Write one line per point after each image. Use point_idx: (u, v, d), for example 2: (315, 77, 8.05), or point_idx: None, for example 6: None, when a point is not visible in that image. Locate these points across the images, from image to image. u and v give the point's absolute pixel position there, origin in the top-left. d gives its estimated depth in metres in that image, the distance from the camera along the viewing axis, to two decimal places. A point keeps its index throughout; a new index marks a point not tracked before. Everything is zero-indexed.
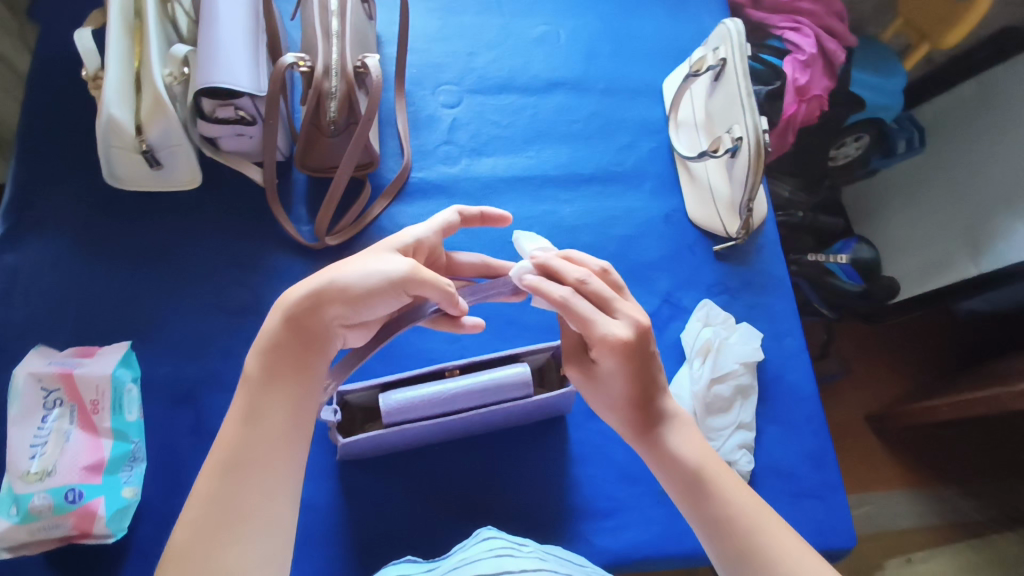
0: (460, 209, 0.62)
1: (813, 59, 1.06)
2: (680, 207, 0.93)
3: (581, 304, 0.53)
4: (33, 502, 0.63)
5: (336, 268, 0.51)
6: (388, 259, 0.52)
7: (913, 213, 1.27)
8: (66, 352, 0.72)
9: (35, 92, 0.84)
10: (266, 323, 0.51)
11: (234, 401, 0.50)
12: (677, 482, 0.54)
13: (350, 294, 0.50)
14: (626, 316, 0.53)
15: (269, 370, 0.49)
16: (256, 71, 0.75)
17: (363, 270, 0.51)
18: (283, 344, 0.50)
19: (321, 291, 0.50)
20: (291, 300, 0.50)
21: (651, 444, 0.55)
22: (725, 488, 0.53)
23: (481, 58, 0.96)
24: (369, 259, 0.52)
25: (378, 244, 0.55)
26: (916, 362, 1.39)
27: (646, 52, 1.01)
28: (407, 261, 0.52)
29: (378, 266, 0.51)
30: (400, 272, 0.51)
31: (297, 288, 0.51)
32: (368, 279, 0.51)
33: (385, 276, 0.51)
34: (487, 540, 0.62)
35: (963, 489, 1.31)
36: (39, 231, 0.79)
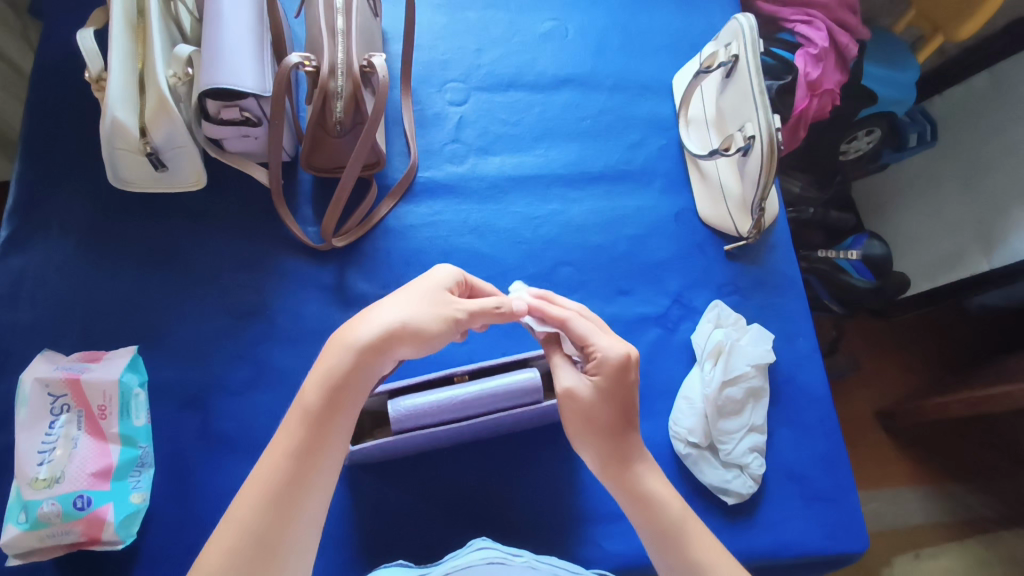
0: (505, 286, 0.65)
1: (826, 52, 1.04)
2: (690, 206, 0.92)
3: (580, 326, 0.59)
4: (42, 509, 0.63)
5: (394, 309, 0.54)
6: (449, 302, 0.56)
7: (925, 209, 1.26)
8: (72, 356, 0.72)
9: (38, 92, 0.84)
10: (332, 360, 0.52)
11: (288, 431, 0.51)
12: (652, 518, 0.58)
13: (420, 336, 0.54)
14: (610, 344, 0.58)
15: (336, 407, 0.52)
16: (261, 71, 0.74)
17: (429, 313, 0.54)
18: (349, 382, 0.52)
19: (392, 332, 0.52)
20: (361, 340, 0.52)
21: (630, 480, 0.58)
22: (693, 529, 0.58)
23: (488, 54, 0.95)
24: (432, 300, 0.56)
25: (425, 279, 0.58)
26: (927, 358, 1.37)
27: (655, 47, 1.00)
28: (466, 303, 0.57)
29: (444, 309, 0.55)
30: (463, 313, 0.56)
31: (361, 328, 0.53)
32: (433, 320, 0.54)
33: (452, 318, 0.55)
34: (480, 550, 0.62)
35: (974, 486, 1.30)
36: (43, 234, 0.79)
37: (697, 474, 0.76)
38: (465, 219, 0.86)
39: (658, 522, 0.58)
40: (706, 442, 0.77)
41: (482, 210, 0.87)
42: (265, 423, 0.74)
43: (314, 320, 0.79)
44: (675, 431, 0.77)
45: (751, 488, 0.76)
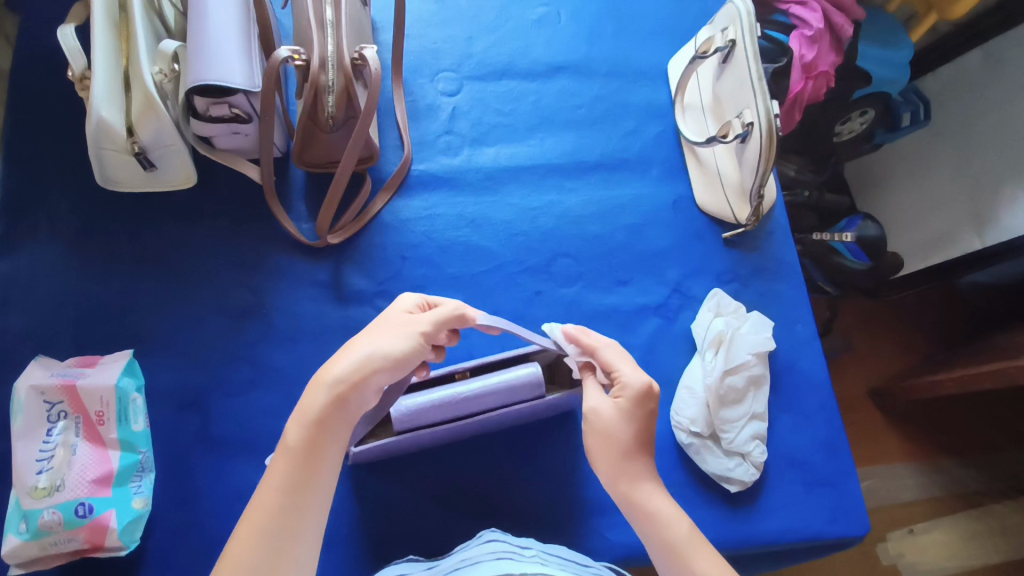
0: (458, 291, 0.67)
1: (821, 34, 1.02)
2: (687, 193, 0.91)
3: (607, 353, 0.64)
4: (43, 517, 0.63)
5: (363, 343, 0.54)
6: (412, 321, 0.57)
7: (917, 189, 1.26)
8: (67, 362, 0.71)
9: (19, 91, 0.81)
10: (308, 401, 0.52)
11: (275, 466, 0.51)
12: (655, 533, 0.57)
13: (391, 360, 0.54)
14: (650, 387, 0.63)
15: (320, 443, 0.51)
16: (249, 66, 0.72)
17: (397, 337, 0.55)
18: (330, 417, 0.51)
19: (367, 365, 0.53)
20: (337, 377, 0.52)
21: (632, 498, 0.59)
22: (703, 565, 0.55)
23: (480, 42, 0.93)
24: (395, 326, 0.57)
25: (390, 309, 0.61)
26: (921, 338, 1.38)
27: (649, 31, 0.98)
28: (427, 318, 0.58)
29: (407, 331, 0.56)
30: (426, 327, 0.57)
31: (335, 367, 0.53)
32: (401, 343, 0.55)
33: (415, 336, 0.56)
34: (489, 543, 0.62)
35: (968, 462, 1.31)
36: (32, 237, 0.77)
37: (699, 463, 0.76)
38: (461, 212, 0.85)
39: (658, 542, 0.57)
40: (708, 431, 0.77)
41: (478, 203, 0.86)
42: (266, 423, 0.74)
43: (312, 318, 0.78)
44: (676, 421, 0.77)
45: (752, 476, 0.76)
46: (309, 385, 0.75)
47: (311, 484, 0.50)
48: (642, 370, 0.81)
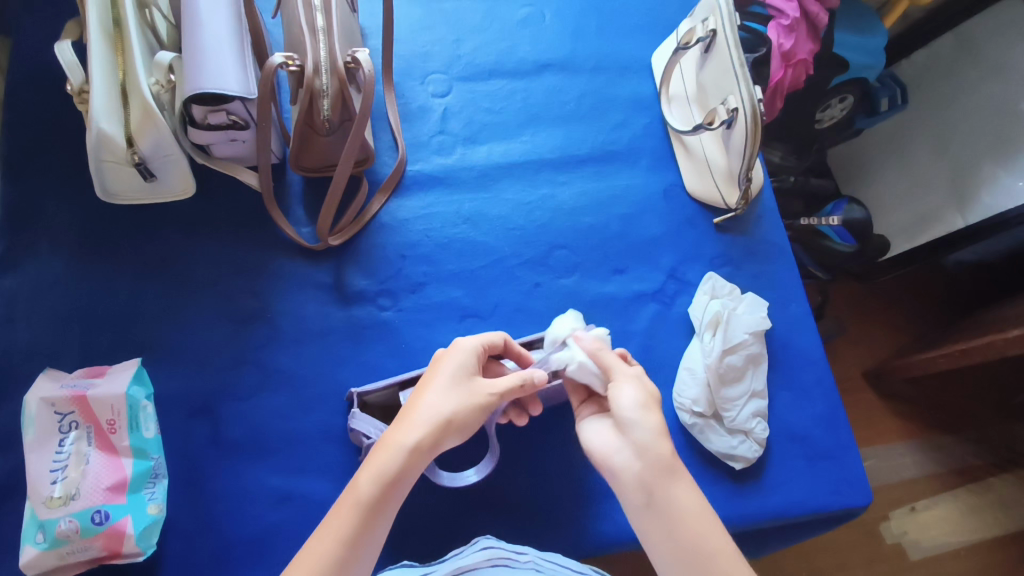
0: (504, 334, 0.66)
1: (797, 22, 1.04)
2: (677, 181, 0.93)
3: (606, 357, 0.63)
4: (60, 527, 0.63)
5: (437, 405, 0.56)
6: (482, 386, 0.59)
7: (899, 172, 1.29)
8: (75, 373, 0.72)
9: (15, 110, 0.82)
10: (383, 464, 0.53)
11: (339, 518, 0.51)
12: (680, 534, 0.53)
13: (459, 427, 0.56)
14: (628, 392, 0.58)
15: (386, 502, 0.53)
16: (245, 75, 0.73)
17: (468, 404, 0.57)
18: (398, 480, 0.53)
19: (440, 430, 0.55)
20: (412, 441, 0.54)
21: (656, 494, 0.54)
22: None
23: (468, 44, 0.95)
24: (460, 388, 0.58)
25: (452, 358, 0.60)
26: (910, 317, 1.41)
27: (632, 26, 1.01)
28: (496, 385, 0.59)
29: (478, 397, 0.58)
30: (494, 395, 0.59)
31: (409, 430, 0.55)
32: (472, 411, 0.57)
33: (485, 404, 0.58)
34: (485, 550, 0.63)
35: (964, 437, 1.34)
36: (33, 252, 0.78)
37: (704, 443, 0.78)
38: (458, 209, 0.87)
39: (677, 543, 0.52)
40: (711, 410, 0.79)
41: (474, 200, 0.88)
42: (275, 425, 0.74)
43: (316, 320, 0.79)
44: (679, 403, 0.79)
45: (756, 452, 0.78)
46: (317, 387, 0.76)
47: (373, 537, 0.52)
48: (643, 355, 0.83)
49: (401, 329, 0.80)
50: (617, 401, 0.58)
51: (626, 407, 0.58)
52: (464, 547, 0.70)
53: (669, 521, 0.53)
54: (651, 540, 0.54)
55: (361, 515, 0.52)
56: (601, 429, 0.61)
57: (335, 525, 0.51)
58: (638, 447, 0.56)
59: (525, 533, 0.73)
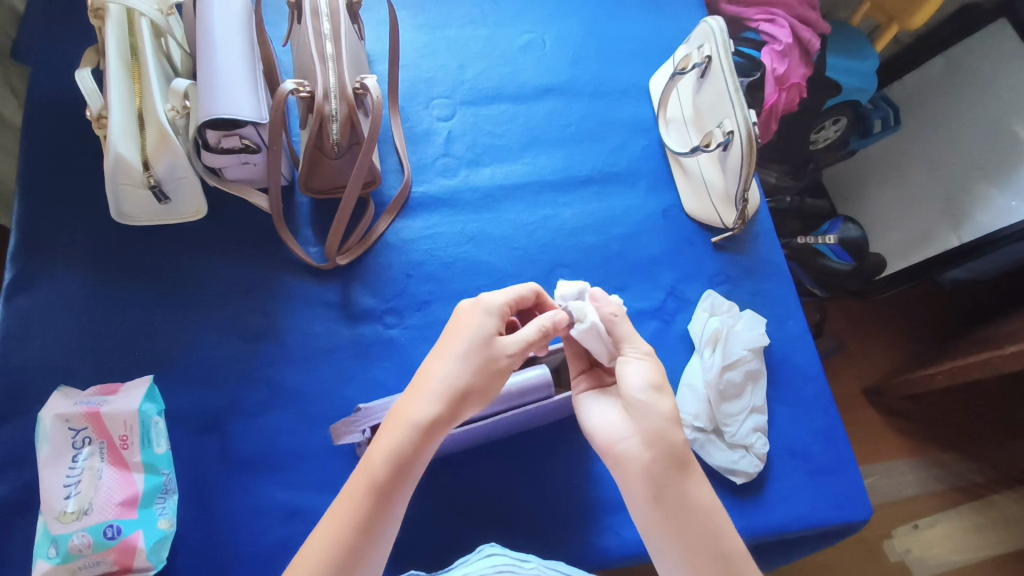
0: (535, 286, 0.67)
1: (790, 48, 1.09)
2: (675, 202, 0.96)
3: (622, 328, 0.64)
4: (72, 541, 0.64)
5: (454, 373, 0.57)
6: (501, 347, 0.60)
7: (894, 192, 1.31)
8: (89, 391, 0.73)
9: (32, 135, 0.85)
10: (399, 440, 0.55)
11: (351, 505, 0.54)
12: (693, 533, 0.54)
13: (479, 393, 0.58)
14: (639, 371, 0.61)
15: (406, 479, 0.55)
16: (257, 100, 0.76)
17: (485, 370, 0.58)
18: (416, 457, 0.55)
19: (458, 397, 0.57)
20: (429, 414, 0.56)
21: (668, 489, 0.55)
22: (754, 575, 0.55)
23: (471, 70, 0.98)
24: (480, 351, 0.59)
25: (472, 324, 0.60)
26: (907, 334, 1.43)
27: (630, 52, 1.04)
28: (514, 343, 0.60)
29: (495, 361, 0.59)
30: (512, 356, 0.60)
31: (426, 403, 0.56)
32: (489, 375, 0.58)
33: (504, 366, 0.59)
34: (488, 557, 0.64)
35: (964, 454, 1.35)
36: (48, 273, 0.80)
37: (705, 457, 0.79)
38: (462, 229, 0.89)
39: (690, 543, 0.54)
40: (711, 425, 0.80)
41: (478, 220, 0.90)
42: (284, 441, 0.76)
43: (324, 338, 0.81)
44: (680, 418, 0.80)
45: (756, 467, 0.79)
46: (324, 403, 0.78)
47: (393, 515, 0.55)
48: None
49: (407, 347, 0.82)
50: (627, 379, 0.60)
51: (636, 386, 0.59)
52: (469, 553, 0.71)
53: (681, 518, 0.55)
54: (660, 537, 0.55)
55: (375, 497, 0.54)
56: (605, 407, 0.63)
57: (348, 512, 0.53)
58: (647, 433, 0.57)
59: (529, 547, 0.74)
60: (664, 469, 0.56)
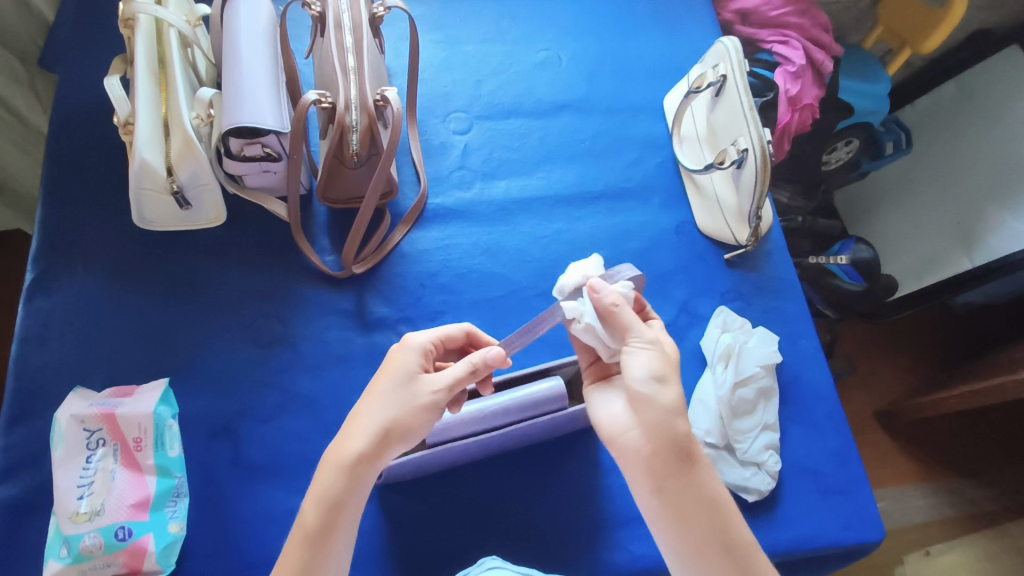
0: (464, 326, 0.68)
1: (803, 70, 1.10)
2: (689, 218, 0.96)
3: (626, 315, 0.60)
4: (84, 542, 0.65)
5: (378, 414, 0.57)
6: (424, 386, 0.59)
7: (905, 213, 1.31)
8: (104, 392, 0.74)
9: (57, 141, 0.87)
10: (325, 486, 0.55)
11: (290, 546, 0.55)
12: (703, 524, 0.55)
13: (402, 433, 0.57)
14: (643, 363, 0.58)
15: (334, 524, 0.55)
16: (279, 110, 0.78)
17: (409, 408, 0.58)
18: (342, 500, 0.55)
19: (381, 440, 0.57)
20: (353, 456, 0.56)
21: (673, 482, 0.55)
22: (762, 556, 0.56)
23: (488, 85, 1.00)
24: (404, 391, 0.58)
25: (394, 365, 0.60)
26: (919, 357, 1.42)
27: (645, 71, 1.05)
28: (439, 383, 0.59)
29: (421, 398, 0.58)
30: (438, 394, 0.59)
31: (352, 443, 0.56)
32: (413, 413, 0.58)
33: (429, 404, 0.58)
34: (491, 570, 0.64)
35: (976, 480, 1.33)
36: (68, 276, 0.81)
37: (716, 474, 0.79)
38: (476, 241, 0.90)
39: (701, 537, 0.55)
40: (723, 442, 0.80)
41: (492, 232, 0.91)
42: (294, 448, 0.76)
43: (337, 345, 0.82)
44: (692, 434, 0.80)
45: (768, 485, 0.79)
46: (337, 411, 0.78)
47: (329, 560, 0.55)
48: None
49: None
50: (630, 371, 0.58)
51: (640, 379, 0.57)
52: (475, 565, 0.70)
53: (687, 508, 0.55)
54: (667, 528, 0.56)
55: (309, 545, 0.54)
56: (612, 400, 0.63)
57: (289, 558, 0.54)
58: (647, 428, 0.57)
59: (538, 562, 0.73)
60: (665, 464, 0.56)
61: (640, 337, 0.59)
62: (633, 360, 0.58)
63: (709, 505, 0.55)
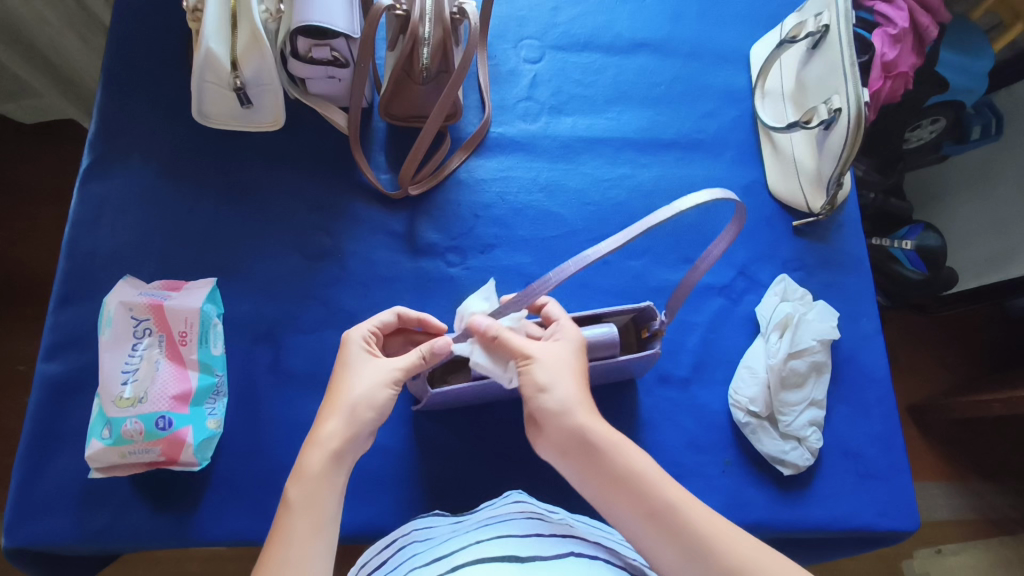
0: (397, 309, 0.65)
1: (905, 33, 1.00)
2: (760, 178, 0.91)
3: (507, 337, 0.58)
4: (126, 426, 0.65)
5: (343, 400, 0.56)
6: (380, 369, 0.58)
7: (980, 205, 1.24)
8: (153, 284, 0.74)
9: (122, 24, 0.85)
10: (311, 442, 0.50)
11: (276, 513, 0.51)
12: (626, 495, 0.51)
13: (375, 409, 0.56)
14: (541, 374, 0.55)
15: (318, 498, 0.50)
16: (350, 12, 0.73)
17: (375, 390, 0.56)
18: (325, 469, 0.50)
19: (354, 419, 0.55)
20: (329, 438, 0.53)
21: (585, 468, 0.53)
22: (692, 513, 0.50)
23: (565, 14, 0.94)
24: (362, 378, 0.57)
25: (344, 360, 0.59)
26: (968, 356, 1.36)
27: (733, 16, 0.98)
28: (391, 367, 0.58)
29: (379, 381, 0.57)
30: (394, 375, 0.58)
31: (325, 428, 0.54)
32: (377, 394, 0.56)
33: (390, 383, 0.57)
34: (516, 503, 0.63)
35: (1003, 488, 1.29)
36: (123, 162, 0.80)
37: (755, 443, 0.77)
38: (535, 176, 0.86)
39: (628, 508, 0.51)
40: (766, 412, 0.77)
41: (553, 169, 0.87)
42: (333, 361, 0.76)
43: (385, 266, 0.80)
44: (734, 400, 0.78)
45: (807, 461, 0.76)
46: None
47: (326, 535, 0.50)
48: (702, 347, 0.81)
49: (466, 286, 0.80)
50: (532, 387, 0.55)
51: (545, 389, 0.55)
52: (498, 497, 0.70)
53: (609, 479, 0.52)
54: (612, 506, 0.52)
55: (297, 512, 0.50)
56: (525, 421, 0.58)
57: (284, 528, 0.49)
58: (553, 439, 0.54)
59: (564, 505, 0.72)
60: (576, 458, 0.53)
61: (528, 352, 0.57)
62: (531, 373, 0.56)
63: (623, 476, 0.52)
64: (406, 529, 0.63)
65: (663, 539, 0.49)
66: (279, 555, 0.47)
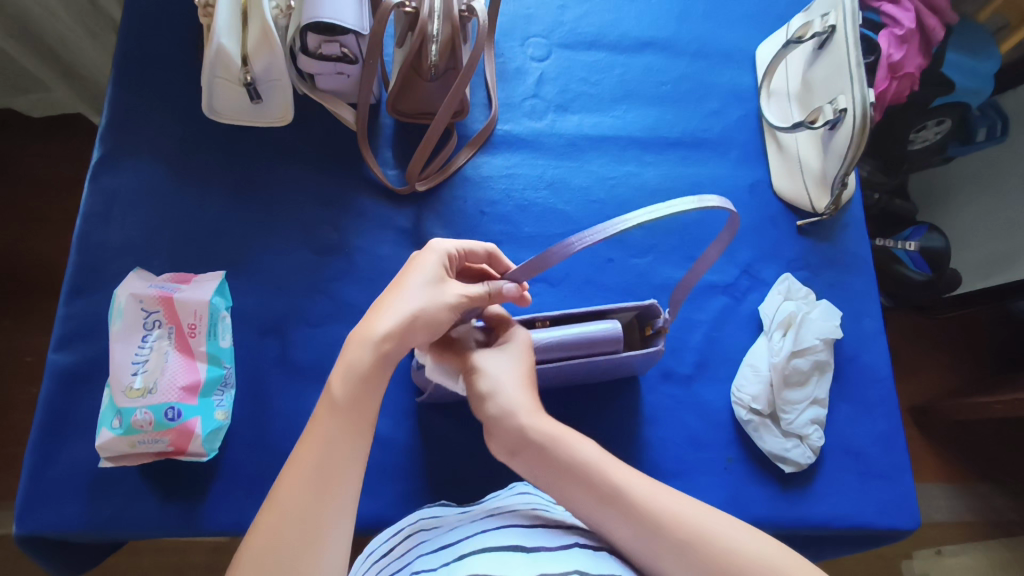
0: (489, 247, 0.63)
1: (912, 34, 1.00)
2: (765, 177, 0.92)
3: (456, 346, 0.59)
4: (135, 416, 0.66)
5: (407, 299, 0.53)
6: (452, 289, 0.56)
7: (984, 207, 1.24)
8: (163, 276, 0.75)
9: (133, 19, 0.85)
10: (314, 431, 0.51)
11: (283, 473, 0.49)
12: (574, 484, 0.53)
13: (431, 326, 0.54)
14: (485, 380, 0.56)
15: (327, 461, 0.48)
16: (360, 9, 0.74)
17: (439, 305, 0.54)
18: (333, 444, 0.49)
19: (407, 325, 0.53)
20: (381, 336, 0.52)
21: (535, 467, 0.54)
22: (636, 488, 0.52)
23: (572, 12, 0.94)
24: (431, 288, 0.55)
25: (421, 260, 0.57)
26: (970, 357, 1.36)
27: (739, 16, 0.99)
28: (459, 292, 0.56)
29: (447, 299, 0.55)
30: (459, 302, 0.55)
31: (380, 323, 0.52)
32: (440, 311, 0.54)
33: (453, 306, 0.55)
34: (520, 496, 0.64)
35: (1003, 488, 1.30)
36: (134, 156, 0.81)
37: (757, 441, 0.77)
38: (541, 173, 0.87)
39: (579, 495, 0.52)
40: (769, 410, 0.78)
41: (559, 167, 0.88)
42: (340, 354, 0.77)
43: (391, 261, 0.81)
44: (737, 397, 0.79)
45: (808, 459, 0.77)
46: None
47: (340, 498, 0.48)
48: (706, 345, 0.82)
49: None
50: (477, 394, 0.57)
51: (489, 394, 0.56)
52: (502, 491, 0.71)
53: (557, 470, 0.53)
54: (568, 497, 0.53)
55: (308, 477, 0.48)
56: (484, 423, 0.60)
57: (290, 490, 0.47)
58: (499, 441, 0.56)
59: None
60: (523, 459, 0.55)
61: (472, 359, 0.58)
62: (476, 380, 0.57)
63: (569, 468, 0.53)
64: (412, 521, 0.63)
65: (618, 519, 0.51)
66: (284, 525, 0.46)
